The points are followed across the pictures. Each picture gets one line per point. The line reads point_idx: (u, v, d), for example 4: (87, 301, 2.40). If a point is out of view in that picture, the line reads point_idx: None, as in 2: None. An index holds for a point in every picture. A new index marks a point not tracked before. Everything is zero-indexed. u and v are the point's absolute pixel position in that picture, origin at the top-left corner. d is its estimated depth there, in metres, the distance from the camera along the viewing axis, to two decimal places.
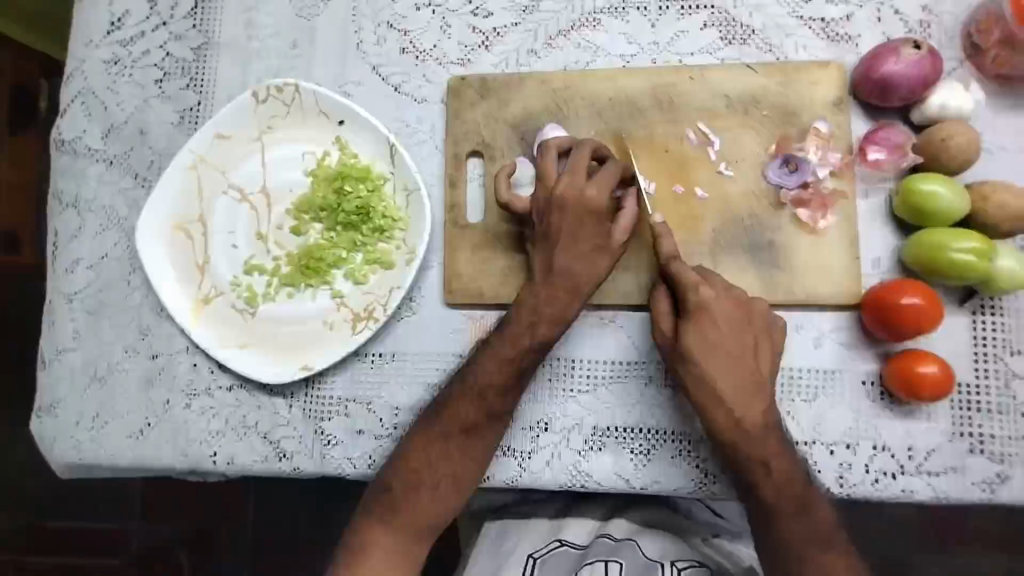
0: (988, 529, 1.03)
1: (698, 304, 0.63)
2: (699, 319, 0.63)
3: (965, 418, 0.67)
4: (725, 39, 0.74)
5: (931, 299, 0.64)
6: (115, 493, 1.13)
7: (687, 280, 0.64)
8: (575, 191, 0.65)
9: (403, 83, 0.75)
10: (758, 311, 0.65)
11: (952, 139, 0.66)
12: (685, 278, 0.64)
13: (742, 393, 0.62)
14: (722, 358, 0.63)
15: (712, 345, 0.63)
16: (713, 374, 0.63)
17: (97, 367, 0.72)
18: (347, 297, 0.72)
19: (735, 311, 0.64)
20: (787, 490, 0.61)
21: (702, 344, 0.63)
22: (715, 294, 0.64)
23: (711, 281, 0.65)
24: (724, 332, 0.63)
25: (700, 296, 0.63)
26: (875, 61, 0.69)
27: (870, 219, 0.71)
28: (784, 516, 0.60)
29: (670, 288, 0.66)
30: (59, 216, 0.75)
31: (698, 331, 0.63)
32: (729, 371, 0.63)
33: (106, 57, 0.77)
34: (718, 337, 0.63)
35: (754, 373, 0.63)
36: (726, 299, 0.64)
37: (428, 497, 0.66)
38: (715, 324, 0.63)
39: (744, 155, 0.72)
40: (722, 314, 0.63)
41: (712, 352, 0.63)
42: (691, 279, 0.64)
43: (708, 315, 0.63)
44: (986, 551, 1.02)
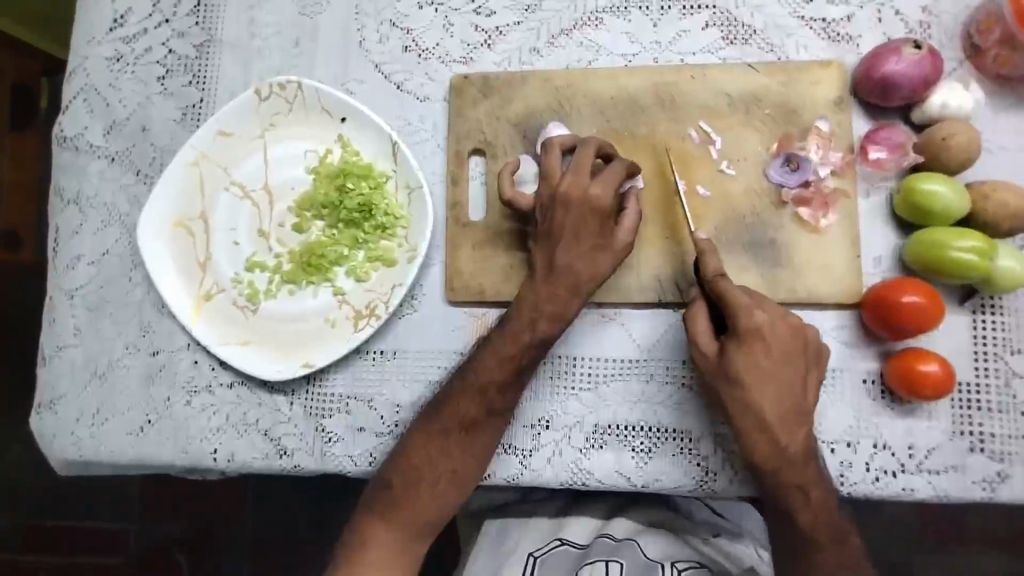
0: (987, 527, 1.03)
1: (753, 331, 0.62)
2: (754, 346, 0.62)
3: (965, 417, 0.67)
4: (726, 38, 0.74)
5: (931, 296, 0.65)
6: (114, 492, 1.13)
7: (742, 304, 0.62)
8: (577, 189, 0.65)
9: (405, 81, 0.75)
10: (810, 337, 0.64)
11: (953, 138, 0.66)
12: (741, 302, 0.62)
13: (787, 420, 0.62)
14: (772, 386, 0.62)
15: (764, 374, 0.62)
16: (761, 402, 0.62)
17: (98, 364, 0.72)
18: (348, 294, 0.72)
19: (792, 340, 0.63)
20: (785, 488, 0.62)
21: (753, 372, 0.62)
22: (769, 319, 0.62)
23: (762, 302, 0.64)
24: (776, 360, 0.62)
25: (756, 323, 0.62)
26: (876, 61, 0.69)
27: (871, 218, 0.71)
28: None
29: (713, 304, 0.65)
30: (60, 213, 0.75)
31: (750, 358, 0.62)
32: (777, 398, 0.62)
33: (108, 54, 0.77)
34: (770, 366, 0.62)
35: (802, 401, 0.62)
36: (782, 325, 0.63)
37: (428, 495, 0.66)
38: (768, 352, 0.62)
39: (746, 154, 0.72)
40: (777, 343, 0.62)
41: (763, 380, 0.62)
42: (746, 303, 0.62)
43: (762, 343, 0.62)
44: (985, 550, 1.02)
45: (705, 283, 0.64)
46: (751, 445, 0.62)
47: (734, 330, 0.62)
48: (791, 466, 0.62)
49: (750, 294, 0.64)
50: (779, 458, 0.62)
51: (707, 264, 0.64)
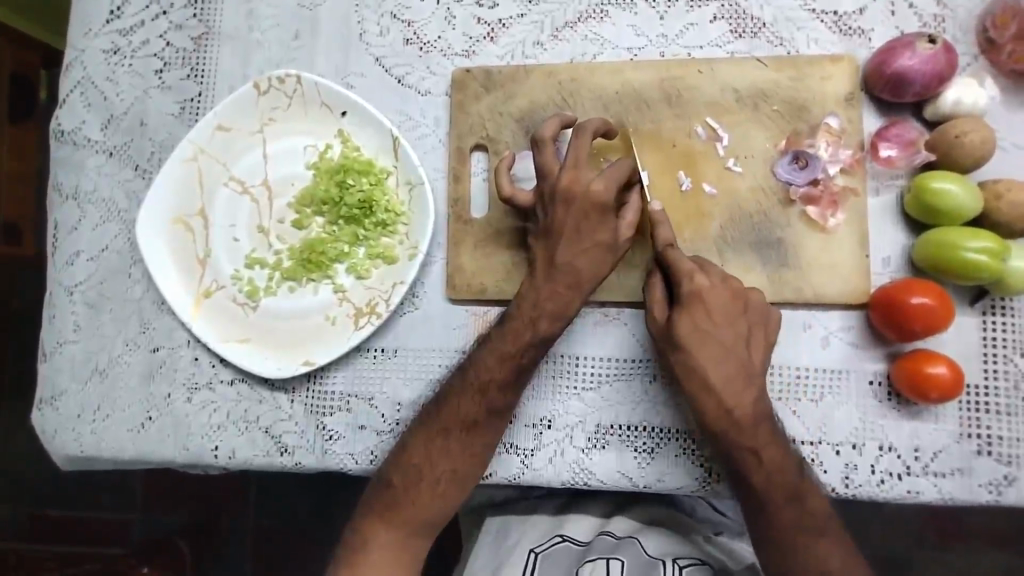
0: (986, 527, 1.02)
1: (693, 292, 0.62)
2: (695, 309, 0.63)
3: (973, 419, 0.66)
4: (735, 32, 0.73)
5: (942, 298, 0.63)
6: (117, 483, 1.13)
7: (684, 268, 0.63)
8: (579, 185, 0.64)
9: (406, 75, 0.74)
10: (754, 301, 0.64)
11: (967, 136, 0.64)
12: (682, 266, 0.63)
13: (733, 382, 0.62)
14: (714, 348, 0.62)
15: (705, 335, 0.62)
16: (703, 363, 0.62)
17: (98, 360, 0.72)
18: (348, 292, 0.71)
19: (732, 302, 0.63)
20: (787, 491, 0.61)
21: (695, 334, 0.62)
22: (711, 282, 0.63)
23: (708, 267, 0.64)
24: (719, 322, 0.62)
25: (695, 285, 0.63)
26: (888, 56, 0.67)
27: (881, 217, 0.70)
28: (782, 515, 0.61)
29: (664, 273, 0.65)
30: (59, 208, 0.74)
31: (691, 320, 0.62)
32: (720, 361, 0.62)
33: (105, 47, 0.75)
34: (712, 328, 0.62)
35: (747, 364, 0.62)
36: (724, 288, 0.63)
37: (428, 493, 0.66)
38: (709, 314, 0.62)
39: (753, 151, 0.71)
40: (718, 304, 0.63)
41: (704, 342, 0.62)
42: (687, 267, 0.63)
43: (703, 304, 0.62)
44: (984, 549, 1.02)
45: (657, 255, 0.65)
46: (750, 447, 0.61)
47: (679, 294, 0.63)
48: (777, 463, 0.61)
49: (697, 262, 0.65)
50: (777, 457, 0.61)
51: (658, 235, 0.65)
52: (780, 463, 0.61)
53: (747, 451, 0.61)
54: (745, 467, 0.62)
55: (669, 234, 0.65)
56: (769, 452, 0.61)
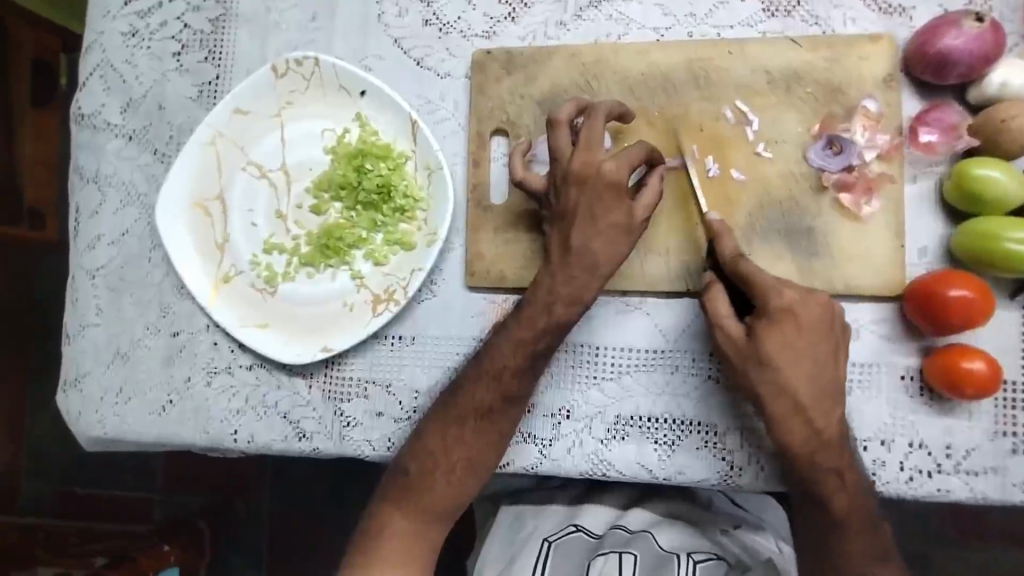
0: (1010, 523, 0.99)
1: (783, 308, 0.60)
2: (785, 324, 0.60)
3: (1008, 417, 0.64)
4: (768, 11, 0.69)
5: (980, 290, 0.61)
6: (141, 462, 1.15)
7: (771, 282, 0.60)
8: (592, 168, 0.62)
9: (425, 57, 0.72)
10: (838, 313, 0.61)
11: (1014, 120, 0.61)
12: (768, 281, 0.60)
13: (822, 402, 0.60)
14: (805, 364, 0.59)
15: (797, 352, 0.59)
16: (794, 383, 0.59)
17: (120, 344, 0.72)
18: (366, 278, 0.70)
19: (822, 316, 0.60)
20: (805, 452, 0.60)
21: (785, 351, 0.59)
22: (800, 296, 0.60)
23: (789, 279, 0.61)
24: (809, 338, 0.59)
25: (786, 300, 0.60)
26: (931, 35, 0.64)
27: (918, 204, 0.67)
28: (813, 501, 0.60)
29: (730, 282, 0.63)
30: (80, 192, 0.74)
31: (782, 335, 0.59)
32: (811, 378, 0.59)
33: (123, 30, 0.75)
34: (804, 344, 0.59)
35: (836, 382, 0.60)
36: (814, 302, 0.60)
37: (442, 480, 0.65)
38: (800, 329, 0.60)
39: (785, 136, 0.68)
40: (809, 320, 0.60)
41: (796, 359, 0.59)
42: (773, 282, 0.60)
43: (794, 321, 0.60)
44: (1006, 548, 0.99)
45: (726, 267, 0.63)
46: (790, 433, 0.60)
47: (765, 309, 0.60)
48: (813, 451, 0.60)
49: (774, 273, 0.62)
50: (812, 442, 0.60)
51: (725, 247, 0.63)
52: (816, 448, 0.60)
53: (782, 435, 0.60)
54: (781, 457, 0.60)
55: (733, 245, 0.63)
56: (808, 440, 0.60)
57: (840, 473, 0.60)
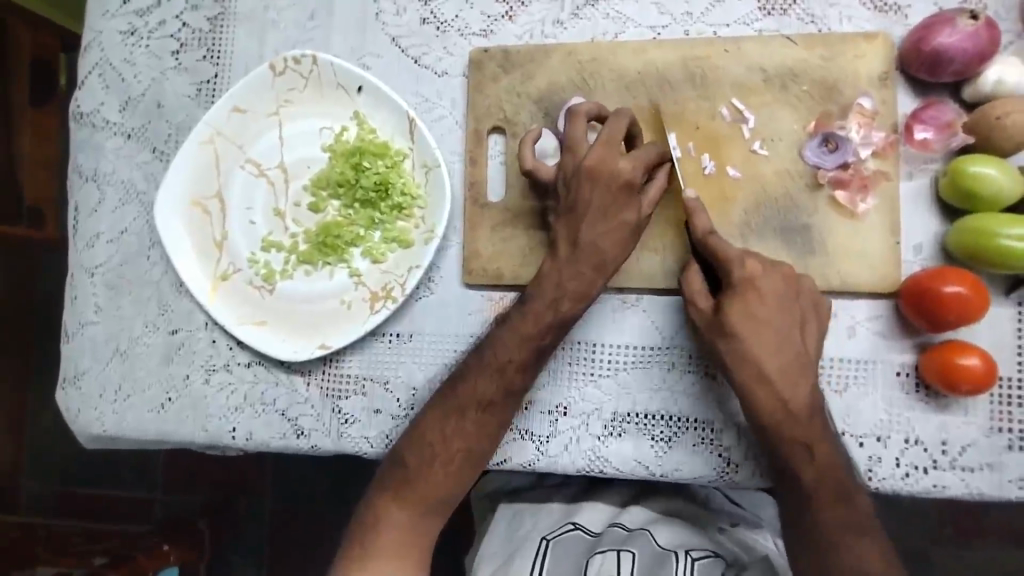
0: (1007, 521, 0.99)
1: (744, 278, 0.61)
2: (746, 295, 0.61)
3: (1004, 413, 0.64)
4: (764, 9, 0.70)
5: (975, 286, 0.61)
6: (140, 462, 1.16)
7: (734, 253, 0.61)
8: (606, 165, 0.62)
9: (422, 56, 0.73)
10: (805, 286, 0.62)
11: (1008, 117, 0.61)
12: (731, 252, 0.62)
13: (788, 372, 0.60)
14: (767, 334, 0.61)
15: (759, 323, 0.61)
16: (757, 351, 0.61)
17: (119, 342, 0.72)
18: (364, 275, 0.70)
19: (784, 287, 0.62)
20: (801, 447, 0.60)
21: (747, 320, 0.61)
22: (761, 268, 0.62)
23: (756, 254, 0.63)
24: (771, 308, 0.61)
25: (747, 272, 0.61)
26: (926, 33, 0.64)
27: (913, 202, 0.67)
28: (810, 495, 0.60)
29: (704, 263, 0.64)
30: (79, 190, 0.74)
31: (743, 305, 0.61)
32: (774, 346, 0.61)
33: (122, 28, 0.75)
34: (766, 313, 0.61)
35: (803, 351, 0.61)
36: (776, 273, 0.62)
37: (441, 474, 0.65)
38: (762, 299, 0.61)
39: (781, 133, 0.68)
40: (770, 290, 0.61)
41: (759, 328, 0.61)
42: (736, 254, 0.62)
43: (755, 292, 0.61)
44: (1004, 547, 0.99)
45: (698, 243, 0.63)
46: (787, 429, 0.60)
47: (729, 281, 0.62)
48: (809, 446, 0.60)
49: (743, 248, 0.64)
50: (808, 438, 0.60)
51: (696, 224, 0.63)
52: (811, 443, 0.60)
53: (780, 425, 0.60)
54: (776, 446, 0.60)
55: (708, 223, 0.63)
56: (804, 434, 0.60)
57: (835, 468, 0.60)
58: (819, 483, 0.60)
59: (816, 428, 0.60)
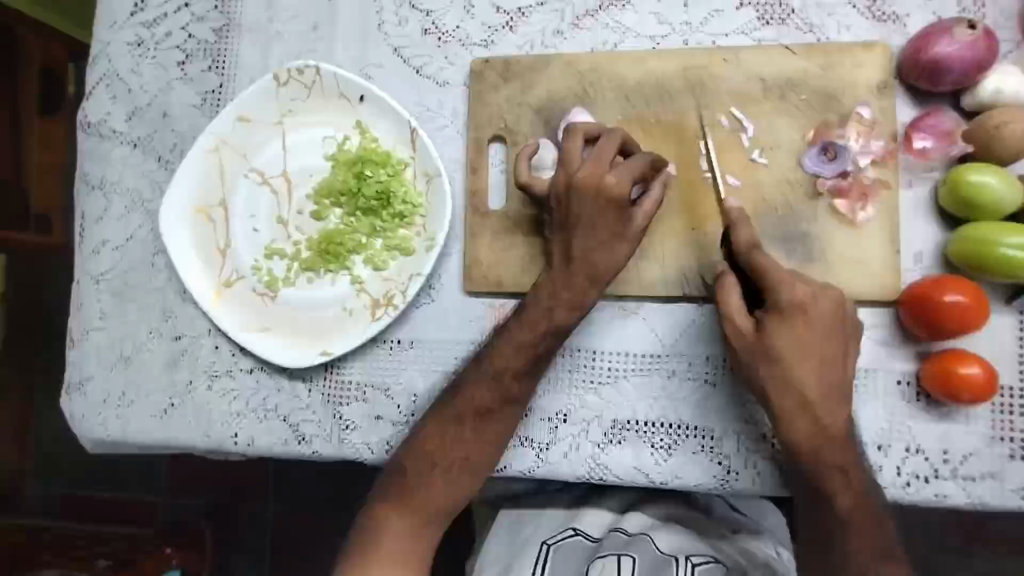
0: (1012, 530, 0.98)
1: (793, 304, 0.60)
2: (795, 321, 0.60)
3: (1005, 422, 0.64)
4: (763, 18, 0.70)
5: (975, 295, 0.61)
6: (145, 468, 1.16)
7: (780, 276, 0.60)
8: (595, 178, 0.63)
9: (424, 66, 0.73)
10: (848, 309, 0.61)
11: (1007, 126, 0.61)
12: (781, 276, 0.60)
13: (829, 398, 0.60)
14: (813, 360, 0.60)
15: (807, 349, 0.60)
16: (802, 379, 0.60)
17: (123, 347, 0.73)
18: (365, 283, 0.71)
19: (831, 312, 0.60)
20: None
21: (795, 348, 0.60)
22: (812, 291, 0.60)
23: (799, 275, 0.62)
24: (817, 334, 0.60)
25: (797, 295, 0.60)
26: (925, 42, 0.64)
27: (914, 210, 0.67)
28: None
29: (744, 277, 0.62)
30: (86, 198, 0.75)
31: (791, 331, 0.60)
32: (817, 375, 0.60)
33: (129, 39, 0.76)
34: (814, 340, 0.60)
35: (843, 379, 0.61)
36: (824, 298, 0.61)
37: (441, 479, 0.66)
38: (810, 325, 0.60)
39: (780, 142, 0.68)
40: (819, 315, 0.60)
41: (805, 355, 0.60)
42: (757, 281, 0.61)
43: (804, 318, 0.60)
44: (1008, 555, 0.98)
45: (740, 259, 0.63)
46: (786, 439, 0.60)
47: (776, 304, 0.60)
48: (808, 456, 0.60)
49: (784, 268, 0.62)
50: (806, 449, 0.60)
51: (739, 237, 0.62)
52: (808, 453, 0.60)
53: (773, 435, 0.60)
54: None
55: (749, 236, 0.63)
56: None
57: (835, 478, 0.60)
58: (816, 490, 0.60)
59: (816, 437, 0.60)
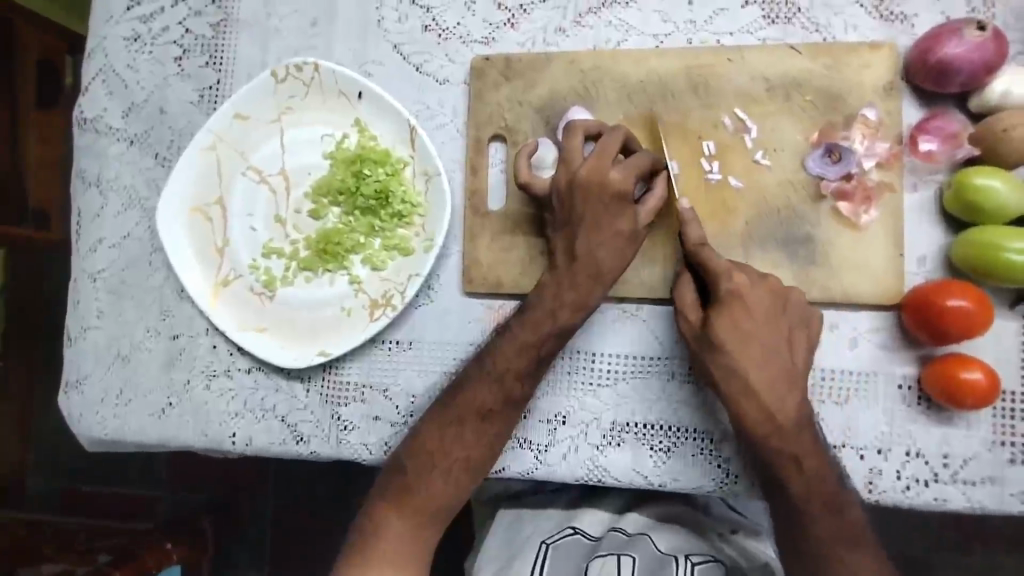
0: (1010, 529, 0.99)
1: (732, 292, 0.61)
2: (734, 308, 0.61)
3: (1007, 427, 0.63)
4: (768, 17, 0.69)
5: (980, 300, 0.60)
6: (144, 461, 1.16)
7: (724, 269, 0.62)
8: (599, 175, 0.63)
9: (424, 63, 0.73)
10: (794, 298, 0.62)
11: (1015, 130, 0.60)
12: (719, 265, 0.62)
13: (775, 385, 0.60)
14: (755, 349, 0.61)
15: (745, 335, 0.61)
16: (744, 365, 0.61)
17: (121, 346, 0.73)
18: (364, 283, 0.70)
19: (772, 300, 0.62)
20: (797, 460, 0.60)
21: (735, 335, 0.61)
22: (749, 281, 0.62)
23: (743, 266, 0.63)
24: (758, 322, 0.61)
25: (734, 283, 0.61)
26: (933, 43, 0.63)
27: (918, 213, 0.67)
28: (813, 508, 0.59)
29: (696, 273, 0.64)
30: (82, 196, 0.74)
31: (731, 320, 0.61)
32: (760, 362, 0.61)
33: (126, 34, 0.75)
34: (753, 328, 0.61)
35: (789, 366, 0.61)
36: (763, 286, 0.62)
37: (442, 481, 0.65)
38: (749, 314, 0.61)
39: (784, 144, 0.68)
40: (758, 304, 0.61)
41: (746, 343, 0.61)
42: (729, 272, 0.62)
43: (742, 305, 0.61)
44: (1005, 553, 0.98)
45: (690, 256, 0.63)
46: (788, 446, 0.60)
47: (717, 294, 0.62)
48: (810, 464, 0.59)
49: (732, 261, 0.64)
50: (809, 457, 0.59)
51: (689, 234, 0.63)
52: (810, 459, 0.59)
53: (777, 440, 0.60)
54: (776, 461, 0.60)
55: (700, 234, 0.63)
56: (806, 458, 0.59)
57: (837, 485, 0.60)
58: (818, 496, 0.60)
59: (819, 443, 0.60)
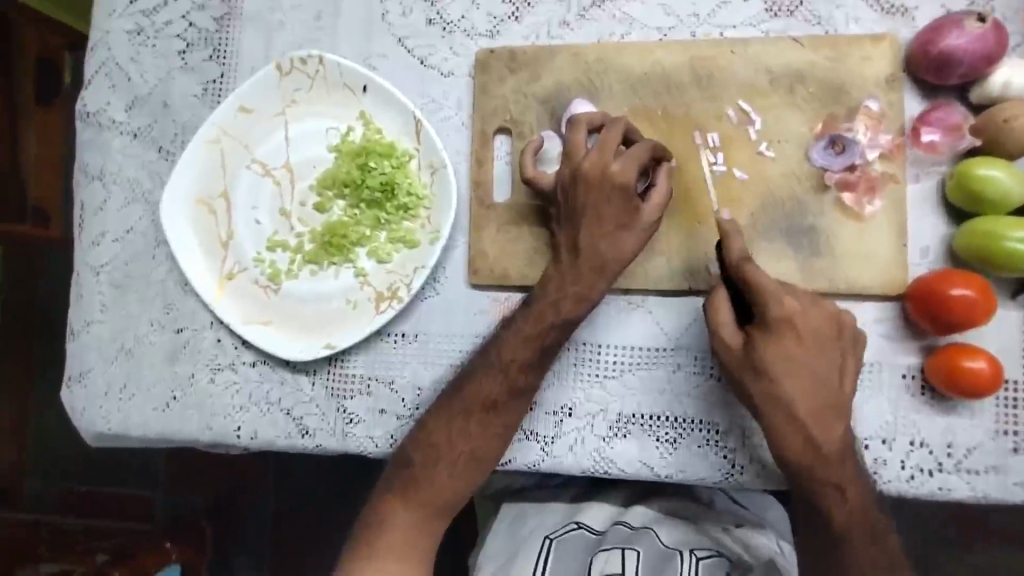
0: (1007, 521, 0.99)
1: (781, 317, 0.59)
2: (783, 334, 0.60)
3: (1009, 416, 0.64)
4: (770, 10, 0.70)
5: (983, 290, 0.61)
6: (142, 459, 1.16)
7: (773, 292, 0.60)
8: (601, 168, 0.63)
9: (428, 56, 0.73)
10: (847, 323, 0.61)
11: (1016, 120, 0.61)
12: (771, 290, 0.60)
13: (822, 414, 0.59)
14: (803, 375, 0.60)
15: (795, 364, 0.60)
16: (791, 393, 0.60)
17: (124, 340, 0.72)
18: (369, 275, 0.70)
19: (824, 327, 0.60)
20: (804, 448, 0.60)
21: (782, 360, 0.60)
22: (800, 306, 0.60)
23: (791, 290, 0.61)
24: (808, 348, 0.60)
25: (785, 309, 0.60)
26: (934, 35, 0.64)
27: (920, 204, 0.67)
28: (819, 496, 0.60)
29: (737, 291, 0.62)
30: (85, 189, 0.74)
31: (779, 346, 0.60)
32: (807, 390, 0.60)
33: (129, 28, 0.75)
34: (802, 354, 0.60)
35: (838, 394, 0.60)
36: (816, 312, 0.60)
37: (447, 475, 0.65)
38: (798, 338, 0.60)
39: (788, 135, 0.68)
40: (808, 329, 0.60)
41: (793, 370, 0.60)
42: (773, 290, 0.60)
43: (792, 331, 0.60)
44: (1003, 545, 0.99)
45: (733, 273, 0.62)
46: (795, 435, 0.60)
47: (764, 319, 0.60)
48: (817, 452, 0.59)
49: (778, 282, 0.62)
50: (817, 447, 0.59)
51: (731, 249, 0.62)
52: (816, 448, 0.59)
53: (786, 429, 0.60)
54: (784, 450, 0.60)
55: (743, 250, 0.62)
56: (814, 447, 0.59)
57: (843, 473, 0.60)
58: (825, 484, 0.60)
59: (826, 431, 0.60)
